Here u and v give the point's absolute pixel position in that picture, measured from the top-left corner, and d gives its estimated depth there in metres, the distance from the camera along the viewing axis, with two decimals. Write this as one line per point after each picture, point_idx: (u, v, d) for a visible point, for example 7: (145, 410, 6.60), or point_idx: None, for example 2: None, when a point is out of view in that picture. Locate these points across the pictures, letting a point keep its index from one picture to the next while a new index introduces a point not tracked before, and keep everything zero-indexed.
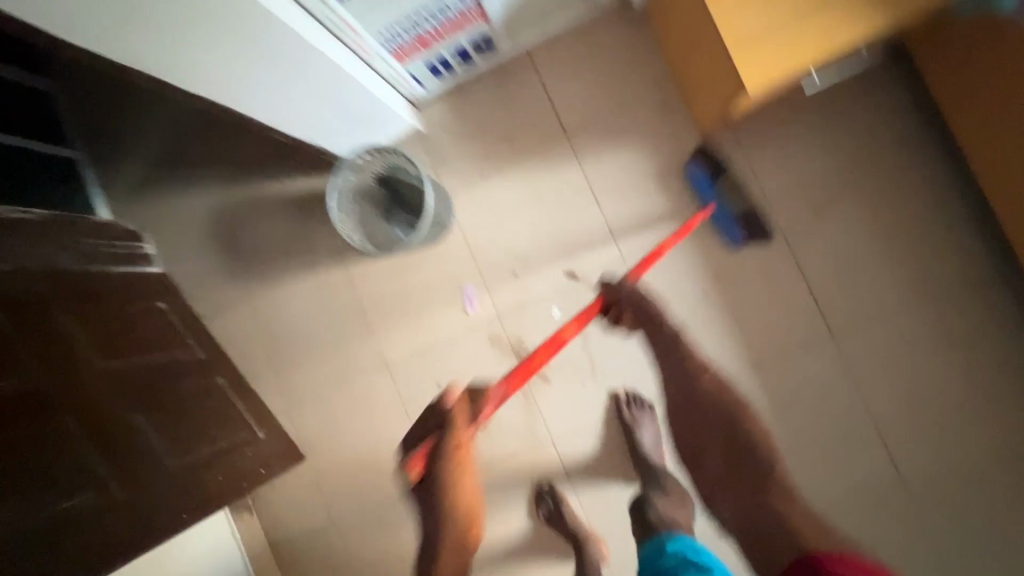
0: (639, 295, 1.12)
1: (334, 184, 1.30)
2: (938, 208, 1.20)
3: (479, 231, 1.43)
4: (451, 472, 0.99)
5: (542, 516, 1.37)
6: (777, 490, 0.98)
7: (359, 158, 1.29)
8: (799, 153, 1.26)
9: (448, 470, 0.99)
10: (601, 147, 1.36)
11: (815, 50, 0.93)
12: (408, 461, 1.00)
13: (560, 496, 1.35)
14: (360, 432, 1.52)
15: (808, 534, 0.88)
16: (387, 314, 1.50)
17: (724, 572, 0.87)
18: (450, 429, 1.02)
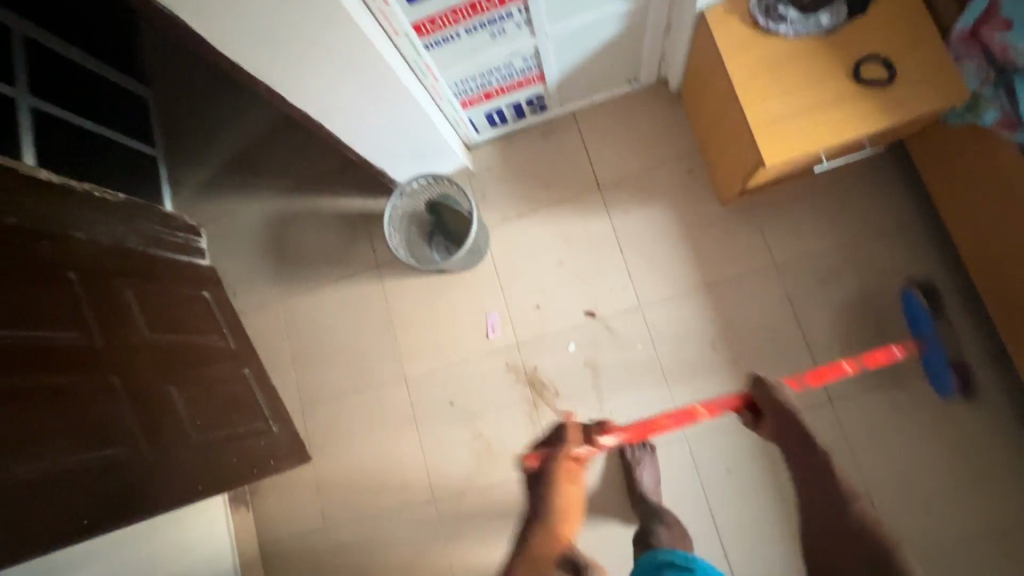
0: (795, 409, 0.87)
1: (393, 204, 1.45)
2: (932, 291, 1.31)
3: (509, 263, 1.55)
4: (559, 478, 0.83)
5: None
6: None
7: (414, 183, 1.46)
8: (807, 228, 1.40)
9: (558, 480, 0.82)
10: (628, 202, 1.51)
11: (828, 137, 1.07)
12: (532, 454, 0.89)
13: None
14: (367, 438, 1.57)
15: None
16: (412, 329, 1.60)
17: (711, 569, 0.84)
18: (565, 444, 0.89)
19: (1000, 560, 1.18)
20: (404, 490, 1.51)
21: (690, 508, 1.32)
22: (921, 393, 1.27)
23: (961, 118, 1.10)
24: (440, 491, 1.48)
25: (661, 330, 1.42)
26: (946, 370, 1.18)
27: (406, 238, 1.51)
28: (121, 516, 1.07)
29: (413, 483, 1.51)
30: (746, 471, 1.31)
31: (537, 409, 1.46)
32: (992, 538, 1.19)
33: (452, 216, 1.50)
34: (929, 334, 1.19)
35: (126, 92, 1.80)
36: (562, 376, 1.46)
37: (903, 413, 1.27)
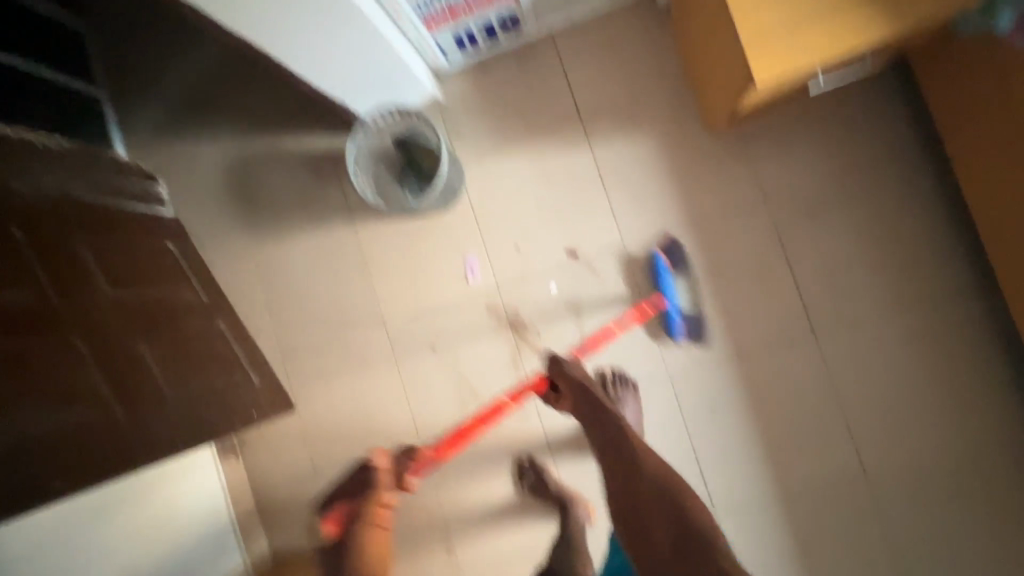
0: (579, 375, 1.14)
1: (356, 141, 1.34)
2: (925, 218, 1.26)
3: (487, 203, 1.48)
4: None
5: (525, 488, 1.41)
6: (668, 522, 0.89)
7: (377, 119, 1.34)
8: (799, 156, 1.32)
9: None
10: (611, 133, 1.41)
11: (826, 51, 0.98)
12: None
13: (540, 467, 1.40)
14: (350, 386, 1.56)
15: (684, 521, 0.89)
16: (389, 275, 1.54)
17: None
18: None
19: (968, 479, 1.22)
20: (391, 435, 1.52)
21: (674, 442, 1.33)
22: (907, 324, 1.26)
23: (972, 26, 0.99)
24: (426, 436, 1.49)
25: (644, 268, 1.38)
26: (677, 317, 1.32)
27: (376, 177, 1.42)
28: (98, 475, 1.06)
29: (399, 427, 1.52)
30: (728, 406, 1.32)
31: (519, 352, 1.44)
32: (964, 459, 1.22)
33: (423, 153, 1.41)
34: (665, 286, 1.33)
35: (59, 26, 1.61)
36: (544, 319, 1.43)
37: (888, 345, 1.26)
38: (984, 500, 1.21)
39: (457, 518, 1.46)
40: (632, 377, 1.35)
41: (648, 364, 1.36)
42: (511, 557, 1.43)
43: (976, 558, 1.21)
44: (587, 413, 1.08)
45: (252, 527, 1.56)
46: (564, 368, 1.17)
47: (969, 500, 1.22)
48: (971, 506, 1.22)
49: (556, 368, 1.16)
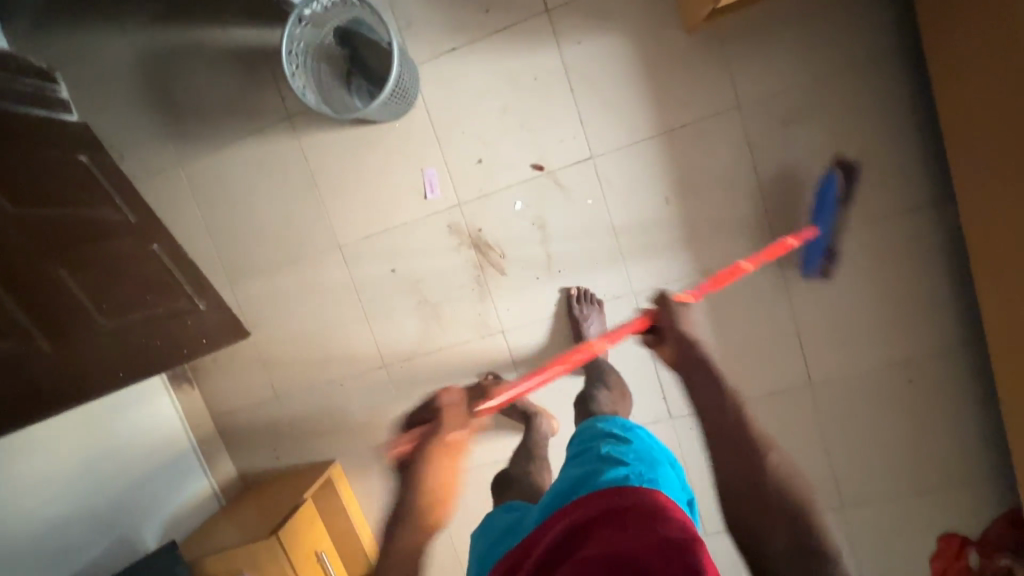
0: (683, 322, 0.93)
1: (293, 34, 1.19)
2: (901, 128, 1.22)
3: (445, 110, 1.35)
4: (431, 457, 1.02)
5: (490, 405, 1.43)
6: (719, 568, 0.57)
7: (318, 7, 1.19)
8: (778, 61, 1.23)
9: (430, 458, 1.02)
10: (581, 30, 1.28)
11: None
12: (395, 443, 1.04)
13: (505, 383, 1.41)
14: (306, 310, 1.49)
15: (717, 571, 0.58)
16: (341, 192, 1.42)
17: (651, 443, 0.86)
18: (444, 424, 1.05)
19: (902, 383, 1.31)
20: (353, 358, 1.49)
21: (634, 357, 1.38)
22: (865, 239, 1.27)
23: None
24: (390, 358, 1.47)
25: (612, 183, 1.32)
26: (819, 254, 1.24)
27: (317, 77, 1.26)
28: (23, 412, 0.98)
29: (361, 351, 1.48)
30: None
31: (482, 272, 1.40)
32: (903, 365, 1.30)
33: (372, 52, 1.27)
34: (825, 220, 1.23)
35: None
36: (508, 237, 1.38)
37: (844, 261, 1.28)
38: (914, 401, 1.31)
39: None
40: (598, 296, 1.37)
41: (613, 283, 1.36)
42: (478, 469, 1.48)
43: (898, 450, 1.34)
44: (696, 375, 0.82)
45: (215, 451, 1.55)
46: (670, 311, 0.94)
47: (901, 401, 1.32)
48: (902, 407, 1.32)
49: (665, 309, 0.95)
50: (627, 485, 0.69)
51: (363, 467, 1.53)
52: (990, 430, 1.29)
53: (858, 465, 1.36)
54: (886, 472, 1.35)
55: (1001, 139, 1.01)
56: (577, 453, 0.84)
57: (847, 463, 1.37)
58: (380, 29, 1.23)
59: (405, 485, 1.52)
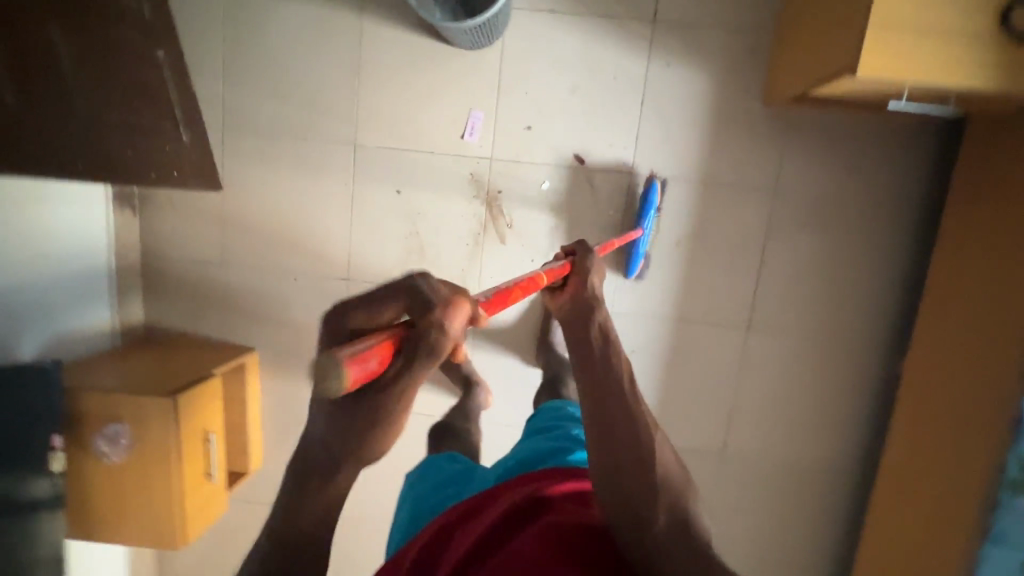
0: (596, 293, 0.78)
1: None
2: (891, 271, 1.33)
3: (518, 65, 1.31)
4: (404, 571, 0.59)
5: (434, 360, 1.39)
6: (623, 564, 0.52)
7: None
8: (823, 167, 1.31)
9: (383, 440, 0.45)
10: (672, 54, 1.29)
11: (951, 77, 0.90)
12: (360, 348, 0.39)
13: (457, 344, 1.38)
14: (290, 191, 1.39)
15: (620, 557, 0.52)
16: (380, 93, 1.35)
17: None
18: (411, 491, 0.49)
19: (794, 485, 1.44)
20: (319, 259, 1.41)
21: None
22: (824, 350, 1.37)
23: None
24: (356, 274, 1.41)
25: (637, 205, 1.35)
26: (640, 257, 1.32)
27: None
28: None
29: (329, 255, 1.41)
30: (647, 357, 1.40)
31: (484, 232, 1.38)
32: (801, 470, 1.43)
33: None
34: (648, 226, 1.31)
35: None
36: (523, 210, 1.36)
37: (798, 362, 1.38)
38: (796, 504, 1.44)
39: None
40: None
41: None
42: None
43: (766, 540, 1.47)
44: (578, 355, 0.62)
45: (131, 290, 1.42)
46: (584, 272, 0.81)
47: (787, 500, 1.45)
48: (785, 505, 1.45)
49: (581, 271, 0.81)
50: (582, 467, 0.66)
51: (281, 367, 1.45)
52: (843, 549, 1.45)
53: (728, 540, 1.48)
54: (747, 554, 1.48)
55: (967, 315, 1.14)
56: (543, 430, 0.81)
57: (720, 534, 1.49)
58: None
59: None
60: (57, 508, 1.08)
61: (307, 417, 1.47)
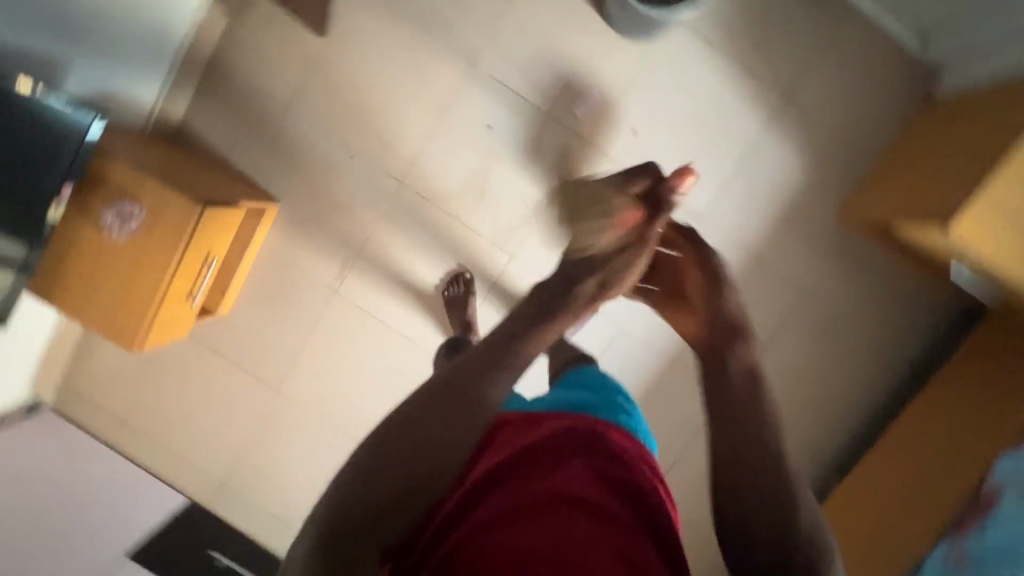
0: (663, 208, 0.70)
1: None
2: (861, 405, 1.46)
3: (654, 71, 1.32)
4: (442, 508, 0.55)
5: (445, 292, 1.40)
6: (651, 522, 0.55)
7: None
8: (856, 293, 1.41)
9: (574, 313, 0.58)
10: (788, 134, 1.34)
11: (1009, 260, 1.04)
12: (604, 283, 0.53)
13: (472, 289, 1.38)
14: (389, 71, 1.35)
15: (651, 515, 0.55)
16: (520, 28, 1.32)
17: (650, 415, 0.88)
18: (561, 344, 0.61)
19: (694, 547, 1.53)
20: (383, 148, 1.38)
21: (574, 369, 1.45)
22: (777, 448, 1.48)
23: None
24: (411, 180, 1.39)
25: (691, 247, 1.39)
26: None
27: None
28: None
29: (394, 150, 1.38)
30: (630, 382, 1.45)
31: (549, 205, 1.38)
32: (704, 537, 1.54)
33: None
34: None
35: None
36: None
37: None
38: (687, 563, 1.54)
39: (371, 258, 1.42)
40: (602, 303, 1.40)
41: (620, 309, 1.40)
42: (382, 323, 1.45)
43: None
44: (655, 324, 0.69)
45: (184, 82, 1.33)
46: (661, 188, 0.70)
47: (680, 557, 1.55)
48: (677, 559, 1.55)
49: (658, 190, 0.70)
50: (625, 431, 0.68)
51: (294, 229, 1.41)
52: None
53: None
54: None
55: (911, 470, 1.28)
56: (588, 385, 0.85)
57: None
58: None
59: (312, 276, 1.43)
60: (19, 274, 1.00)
61: (297, 286, 1.44)
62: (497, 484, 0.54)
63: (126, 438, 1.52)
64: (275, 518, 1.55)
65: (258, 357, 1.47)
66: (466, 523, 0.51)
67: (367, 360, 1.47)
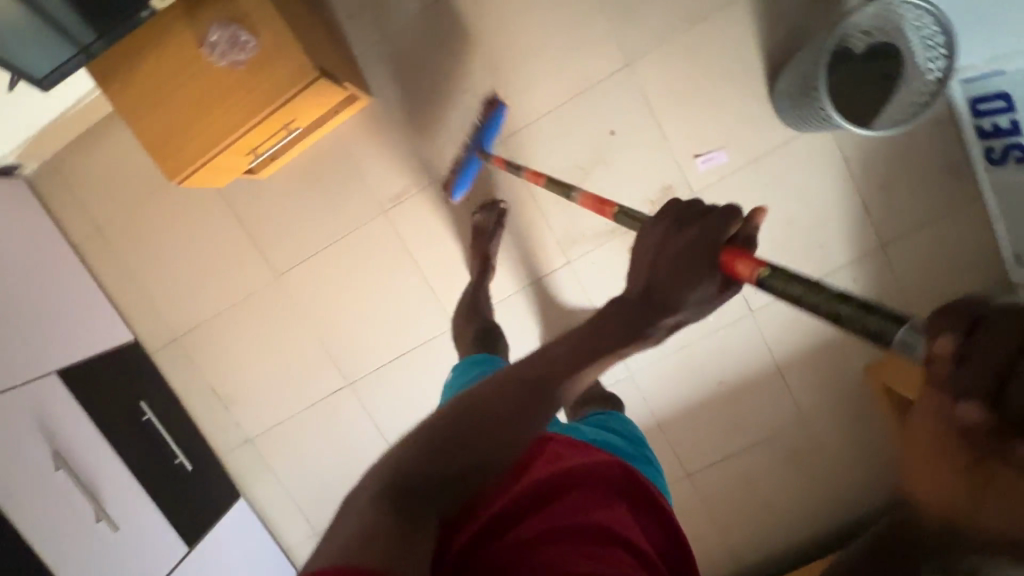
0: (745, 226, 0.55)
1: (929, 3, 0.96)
2: (800, 542, 1.50)
3: (788, 160, 1.27)
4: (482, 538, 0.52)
5: (476, 215, 1.30)
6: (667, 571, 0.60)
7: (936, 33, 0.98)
8: (850, 446, 1.43)
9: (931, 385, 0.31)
10: (871, 279, 1.33)
11: None
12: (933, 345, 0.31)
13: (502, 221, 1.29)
14: (542, 27, 1.24)
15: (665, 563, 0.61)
16: (687, 53, 1.24)
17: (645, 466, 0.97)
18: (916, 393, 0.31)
19: None
20: (498, 100, 1.29)
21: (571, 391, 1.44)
22: (708, 543, 1.52)
23: None
24: (511, 143, 1.31)
25: (730, 333, 1.38)
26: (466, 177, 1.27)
27: (844, 33, 1.04)
28: None
29: (508, 107, 1.29)
30: None
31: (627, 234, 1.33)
32: None
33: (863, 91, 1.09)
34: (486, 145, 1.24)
35: None
36: None
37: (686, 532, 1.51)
38: None
39: (435, 197, 1.34)
40: None
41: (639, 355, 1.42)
42: (414, 263, 1.38)
43: None
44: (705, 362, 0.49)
45: None
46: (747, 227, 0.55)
47: None
48: None
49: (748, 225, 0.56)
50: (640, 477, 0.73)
51: (372, 133, 1.32)
52: None
53: None
54: None
55: None
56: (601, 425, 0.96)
57: None
58: (891, 112, 1.06)
59: (368, 185, 1.34)
60: (80, 51, 0.90)
61: (347, 188, 1.34)
62: (553, 500, 0.57)
63: (96, 248, 1.39)
64: (214, 396, 1.45)
65: (275, 235, 1.37)
66: (527, 527, 0.53)
67: (381, 291, 1.40)
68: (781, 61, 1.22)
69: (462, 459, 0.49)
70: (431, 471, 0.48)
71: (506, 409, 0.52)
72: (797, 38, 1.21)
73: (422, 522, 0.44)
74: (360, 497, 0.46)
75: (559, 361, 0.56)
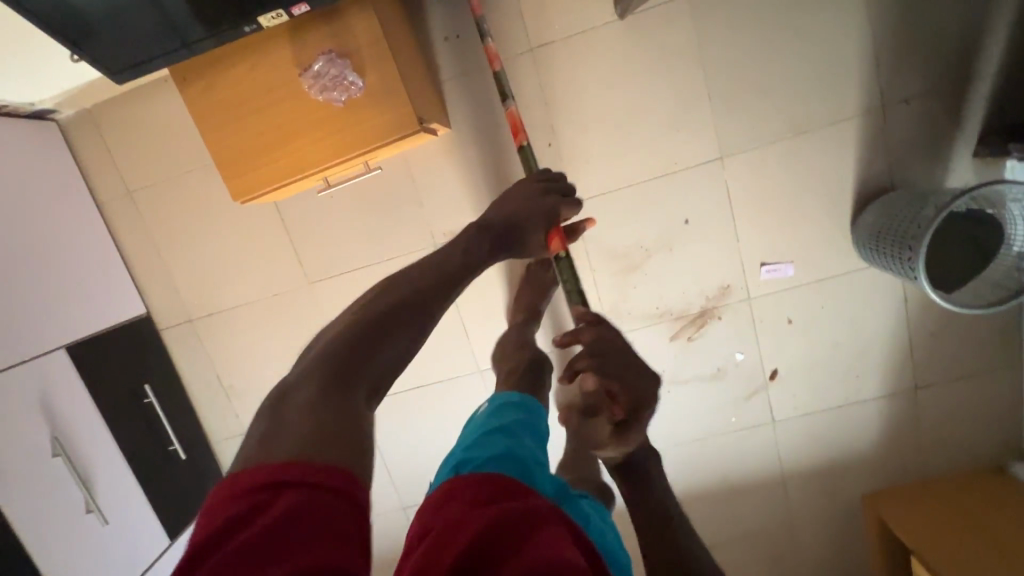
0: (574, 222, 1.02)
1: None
2: None
3: (849, 288, 1.26)
4: None
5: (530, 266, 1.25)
6: None
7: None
8: (828, 562, 1.46)
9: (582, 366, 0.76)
10: (892, 416, 1.34)
11: None
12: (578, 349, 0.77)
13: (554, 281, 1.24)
14: (640, 99, 1.18)
15: None
16: (780, 161, 1.19)
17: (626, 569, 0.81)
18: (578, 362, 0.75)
19: None
20: (576, 160, 1.23)
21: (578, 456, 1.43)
22: None
23: None
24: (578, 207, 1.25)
25: (745, 437, 1.38)
26: None
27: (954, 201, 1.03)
28: None
29: (585, 170, 1.23)
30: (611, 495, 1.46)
31: (674, 322, 1.30)
32: None
33: (947, 257, 1.06)
34: None
35: None
36: (708, 347, 1.31)
37: None
38: None
39: None
40: None
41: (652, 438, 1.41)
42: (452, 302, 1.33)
43: None
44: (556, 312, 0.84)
45: None
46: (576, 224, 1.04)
47: None
48: None
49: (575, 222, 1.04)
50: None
51: (439, 162, 1.25)
52: None
53: None
54: None
55: None
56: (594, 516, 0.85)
57: None
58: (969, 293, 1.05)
59: (423, 213, 1.27)
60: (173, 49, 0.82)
61: (400, 212, 1.28)
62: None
63: (122, 211, 1.31)
64: (216, 385, 1.40)
65: (314, 241, 1.31)
66: None
67: None
68: (872, 192, 1.19)
69: (379, 351, 0.57)
70: (350, 350, 0.55)
71: (428, 288, 0.65)
72: (893, 173, 1.17)
73: (356, 405, 0.51)
74: (296, 395, 0.51)
75: (469, 256, 0.74)
